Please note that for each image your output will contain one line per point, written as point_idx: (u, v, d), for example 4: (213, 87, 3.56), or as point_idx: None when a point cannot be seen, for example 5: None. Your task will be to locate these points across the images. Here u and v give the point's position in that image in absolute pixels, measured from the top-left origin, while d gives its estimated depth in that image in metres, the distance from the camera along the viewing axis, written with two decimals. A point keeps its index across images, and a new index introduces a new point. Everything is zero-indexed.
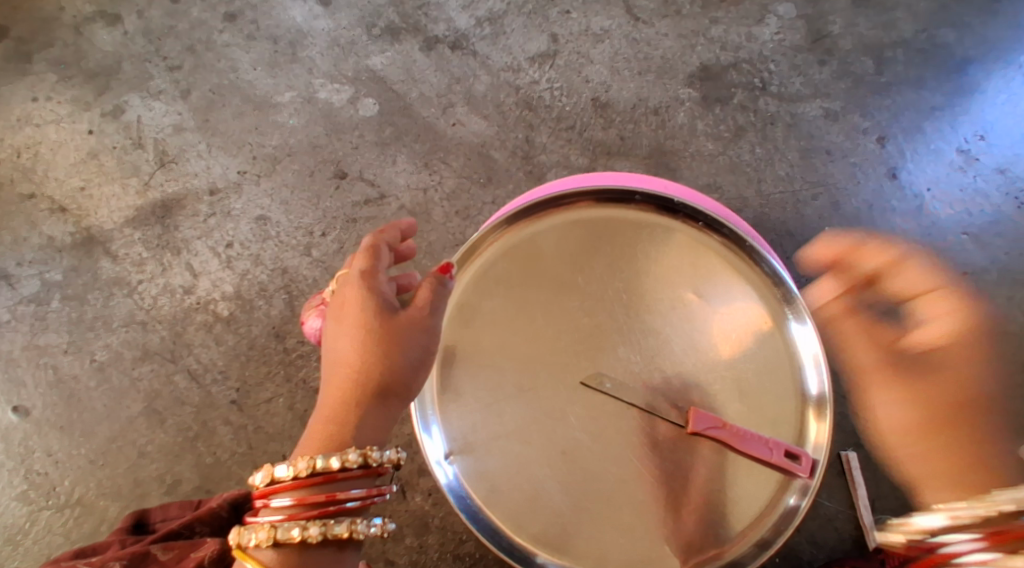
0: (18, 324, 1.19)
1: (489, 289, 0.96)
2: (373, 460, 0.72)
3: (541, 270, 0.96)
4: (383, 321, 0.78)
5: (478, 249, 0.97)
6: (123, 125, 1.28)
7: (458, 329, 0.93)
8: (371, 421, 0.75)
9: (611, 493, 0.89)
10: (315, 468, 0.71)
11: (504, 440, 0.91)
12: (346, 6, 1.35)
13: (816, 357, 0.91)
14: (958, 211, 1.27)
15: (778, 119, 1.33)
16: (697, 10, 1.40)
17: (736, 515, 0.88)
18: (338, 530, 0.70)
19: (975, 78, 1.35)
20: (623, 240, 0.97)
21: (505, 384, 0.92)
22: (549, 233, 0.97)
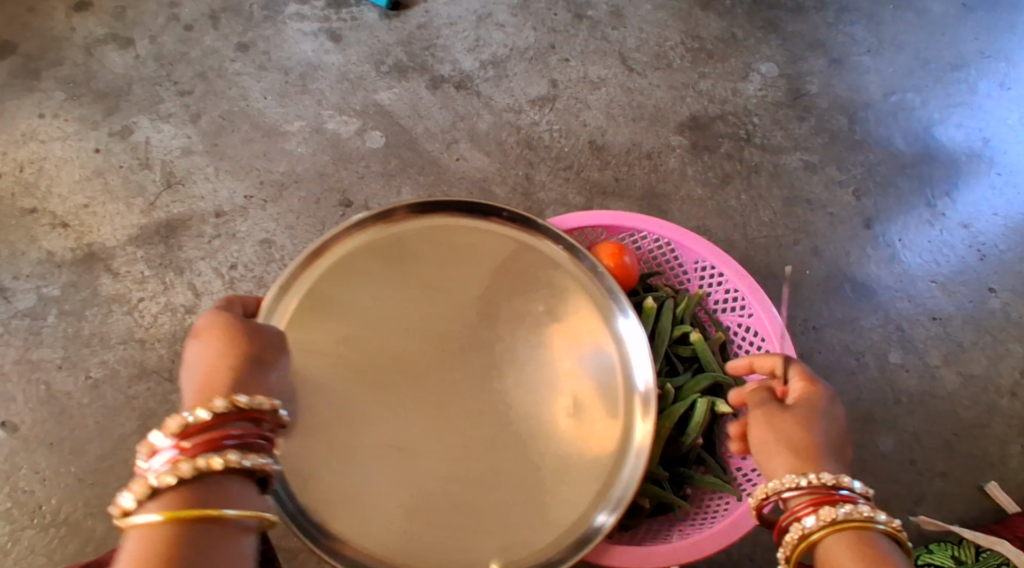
0: (11, 337, 1.17)
1: (344, 281, 0.87)
2: (245, 404, 0.63)
3: (400, 266, 0.90)
4: (249, 322, 0.72)
5: (332, 241, 0.88)
6: (130, 145, 1.30)
7: (302, 313, 0.84)
8: (253, 392, 0.67)
9: (447, 496, 0.82)
10: (188, 419, 0.60)
11: (329, 431, 0.80)
12: (356, 43, 1.42)
13: (642, 358, 0.91)
14: (927, 260, 1.36)
15: (761, 168, 1.41)
16: (686, 64, 1.49)
17: (554, 520, 0.84)
18: (224, 462, 0.59)
19: (939, 139, 1.46)
20: (479, 246, 0.93)
21: (345, 369, 0.83)
22: (414, 236, 0.92)
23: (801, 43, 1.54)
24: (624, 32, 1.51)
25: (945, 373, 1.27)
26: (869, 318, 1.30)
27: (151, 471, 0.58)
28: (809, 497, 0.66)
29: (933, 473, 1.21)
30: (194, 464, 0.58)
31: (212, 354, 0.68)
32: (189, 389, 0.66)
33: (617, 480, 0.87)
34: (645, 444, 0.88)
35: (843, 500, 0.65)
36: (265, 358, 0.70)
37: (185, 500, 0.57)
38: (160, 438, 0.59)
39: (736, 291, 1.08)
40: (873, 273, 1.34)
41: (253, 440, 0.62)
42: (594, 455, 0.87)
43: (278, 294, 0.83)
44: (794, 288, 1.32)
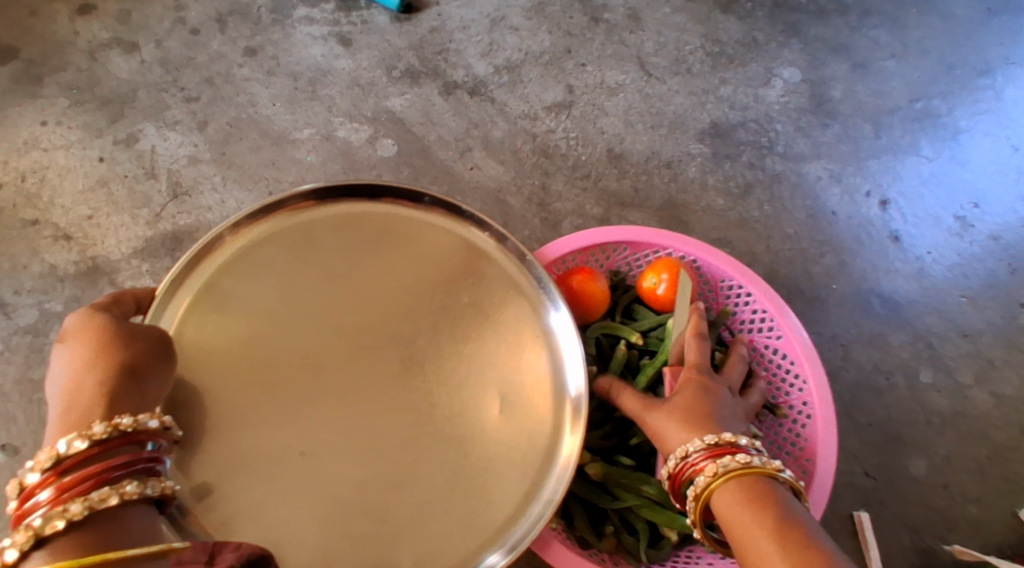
0: (12, 355, 1.14)
1: (249, 272, 0.84)
2: (125, 426, 0.64)
3: (310, 259, 0.86)
4: (126, 325, 0.71)
5: (242, 227, 0.85)
6: (136, 153, 1.26)
7: (203, 311, 0.81)
8: (127, 405, 0.67)
9: (358, 500, 0.79)
10: (59, 454, 0.61)
11: (231, 432, 0.78)
12: (367, 47, 1.38)
13: (574, 358, 0.86)
14: (955, 274, 1.32)
15: (784, 178, 1.37)
16: (706, 69, 1.45)
17: (472, 531, 0.80)
18: (110, 494, 0.60)
19: (966, 147, 1.42)
20: (400, 237, 0.89)
21: (250, 371, 0.80)
22: (327, 222, 0.87)
23: (824, 47, 1.49)
24: (642, 35, 1.47)
25: (975, 393, 1.24)
26: (897, 335, 1.27)
27: (31, 517, 0.58)
28: (710, 452, 0.78)
29: (964, 497, 1.18)
30: (85, 504, 0.59)
31: (77, 362, 0.67)
32: (54, 404, 0.65)
33: (542, 485, 0.82)
34: (573, 456, 0.82)
35: (738, 449, 0.78)
36: (138, 363, 0.69)
37: (79, 545, 0.58)
38: (36, 475, 0.61)
39: (765, 311, 1.05)
40: (900, 287, 1.31)
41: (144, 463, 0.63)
42: (520, 458, 0.83)
43: (174, 283, 0.81)
44: (819, 304, 1.28)
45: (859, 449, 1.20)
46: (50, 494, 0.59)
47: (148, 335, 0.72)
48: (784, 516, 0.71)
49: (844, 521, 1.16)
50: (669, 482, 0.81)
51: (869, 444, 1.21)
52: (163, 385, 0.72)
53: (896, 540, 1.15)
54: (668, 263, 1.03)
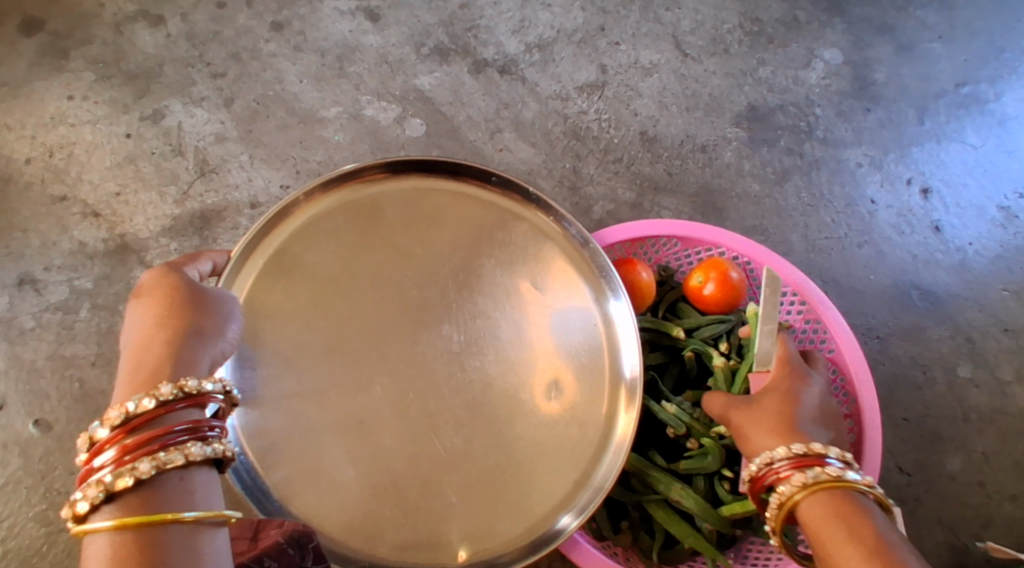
0: (43, 332, 1.14)
1: (316, 242, 0.84)
2: (191, 390, 0.63)
3: (375, 232, 0.85)
4: (196, 292, 0.71)
5: (312, 197, 0.84)
6: (163, 130, 1.24)
7: (271, 281, 0.82)
8: (190, 367, 0.66)
9: (413, 481, 0.80)
10: (128, 413, 0.61)
11: (293, 403, 0.79)
12: (395, 23, 1.34)
13: (631, 341, 0.86)
14: (999, 267, 1.28)
15: (823, 164, 1.33)
16: (744, 50, 1.40)
17: (520, 509, 0.81)
18: (175, 458, 0.60)
19: (1014, 135, 1.36)
20: (465, 215, 0.88)
21: (313, 342, 0.81)
22: (394, 196, 0.87)
23: (868, 27, 1.43)
24: (678, 13, 1.42)
25: (1015, 389, 1.21)
26: (937, 328, 1.24)
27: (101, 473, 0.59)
28: (795, 464, 0.76)
29: (1001, 495, 1.16)
30: (153, 464, 0.59)
31: (149, 321, 0.67)
32: (124, 360, 0.65)
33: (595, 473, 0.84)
34: (627, 437, 0.84)
35: (827, 463, 0.75)
36: (205, 328, 0.69)
37: (141, 504, 0.58)
38: (106, 431, 0.61)
39: (817, 320, 1.02)
40: (941, 280, 1.27)
41: (207, 426, 0.63)
42: (576, 441, 0.84)
43: (246, 251, 0.81)
44: (857, 296, 1.26)
45: (893, 444, 1.18)
46: (117, 452, 0.59)
47: (213, 297, 0.72)
48: (860, 529, 0.70)
49: None
50: (750, 482, 0.79)
51: (905, 439, 1.18)
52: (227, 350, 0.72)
53: (930, 538, 1.13)
54: (719, 262, 1.00)
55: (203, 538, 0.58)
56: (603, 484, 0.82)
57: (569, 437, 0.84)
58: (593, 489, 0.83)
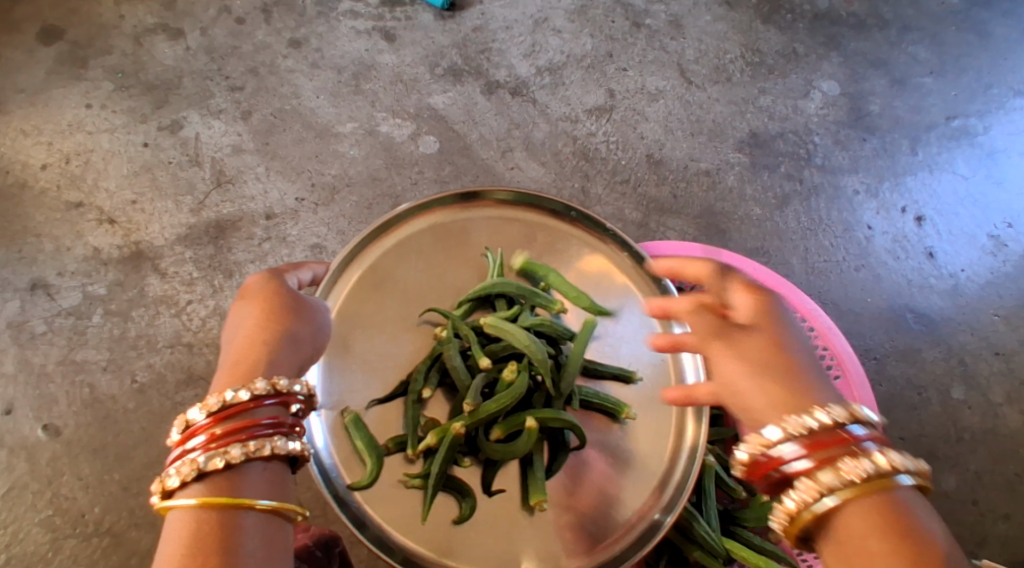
0: (55, 337, 1.14)
1: (405, 260, 0.88)
2: (283, 389, 0.64)
3: (459, 254, 0.90)
4: (296, 299, 0.72)
5: (406, 219, 0.88)
6: (181, 140, 1.26)
7: (363, 296, 0.85)
8: (282, 370, 0.66)
9: (496, 504, 0.82)
10: (225, 401, 0.62)
11: (382, 412, 0.84)
12: (411, 44, 1.38)
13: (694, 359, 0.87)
14: (989, 293, 1.33)
15: (822, 190, 1.38)
16: (746, 79, 1.46)
17: (593, 530, 0.81)
18: (263, 451, 0.61)
19: (1002, 167, 1.42)
20: (543, 243, 0.91)
21: (399, 350, 0.86)
22: (478, 223, 0.91)
23: (863, 61, 1.49)
24: (682, 42, 1.47)
25: (1007, 411, 1.25)
26: (931, 350, 1.28)
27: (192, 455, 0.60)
28: (806, 445, 0.57)
29: (994, 514, 1.19)
30: (242, 450, 0.60)
31: (250, 320, 0.68)
32: (228, 355, 0.66)
33: (665, 489, 0.82)
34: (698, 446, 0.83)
35: (855, 441, 0.57)
36: (302, 329, 0.70)
37: (226, 485, 0.59)
38: (201, 416, 0.62)
39: (825, 348, 1.05)
40: (935, 304, 1.31)
41: (288, 424, 0.64)
42: (647, 453, 0.85)
43: (344, 265, 0.84)
44: (855, 317, 1.29)
45: None
46: (208, 438, 0.61)
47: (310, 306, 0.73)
48: (911, 534, 0.53)
49: None
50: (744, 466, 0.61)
51: None
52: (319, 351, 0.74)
53: None
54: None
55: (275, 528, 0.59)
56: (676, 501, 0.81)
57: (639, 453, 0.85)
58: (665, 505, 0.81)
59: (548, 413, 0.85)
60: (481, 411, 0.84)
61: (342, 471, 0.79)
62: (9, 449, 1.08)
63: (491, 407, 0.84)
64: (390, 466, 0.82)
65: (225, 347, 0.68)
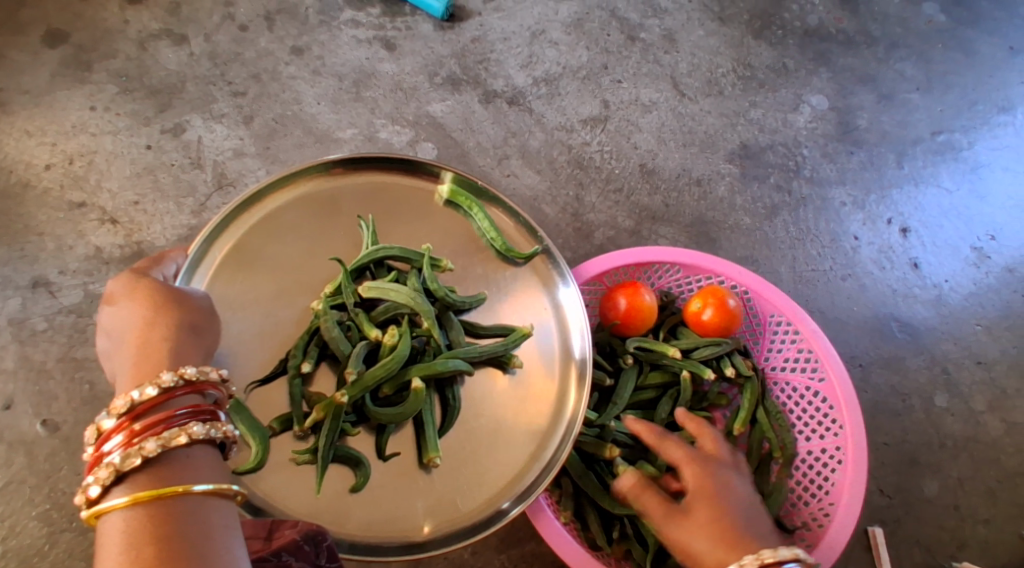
0: (55, 334, 1.15)
1: (278, 234, 0.95)
2: (189, 378, 0.67)
3: (332, 222, 0.97)
4: (173, 289, 0.75)
5: (270, 192, 0.95)
6: (183, 143, 1.29)
7: (235, 270, 0.91)
8: (185, 358, 0.70)
9: (385, 474, 0.89)
10: (131, 401, 0.64)
11: (263, 393, 0.89)
12: (411, 53, 1.42)
13: (581, 325, 0.97)
14: (972, 303, 1.36)
15: (810, 201, 1.41)
16: (737, 92, 1.49)
17: (477, 489, 0.90)
18: (179, 438, 0.63)
19: (985, 181, 1.46)
20: (415, 207, 1.01)
21: (280, 314, 0.92)
22: (347, 191, 0.99)
23: (851, 77, 1.54)
24: (676, 56, 1.51)
25: (988, 419, 1.28)
26: (915, 358, 1.31)
27: (110, 457, 0.62)
28: None
29: (975, 519, 1.21)
30: (158, 442, 0.63)
31: (138, 319, 0.71)
32: (126, 358, 0.69)
33: (543, 454, 0.92)
34: (579, 405, 0.94)
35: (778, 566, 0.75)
36: (195, 320, 0.74)
37: (153, 477, 0.61)
38: (113, 421, 0.64)
39: (810, 350, 1.10)
40: (919, 313, 1.35)
41: (208, 410, 0.67)
42: (528, 418, 0.94)
43: (207, 245, 0.90)
44: (841, 325, 1.32)
45: (874, 468, 1.23)
46: (125, 436, 0.63)
47: (192, 296, 0.76)
48: None
49: (859, 536, 1.19)
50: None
51: (886, 463, 1.24)
52: (216, 337, 0.77)
53: (909, 558, 1.18)
54: (719, 290, 1.08)
55: (216, 505, 0.61)
56: (554, 463, 0.92)
57: (522, 415, 0.94)
58: (545, 465, 0.92)
59: (433, 368, 0.92)
60: (364, 379, 0.90)
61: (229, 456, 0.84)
62: (7, 443, 1.09)
63: (378, 372, 0.90)
64: (278, 445, 0.88)
65: (118, 349, 0.71)
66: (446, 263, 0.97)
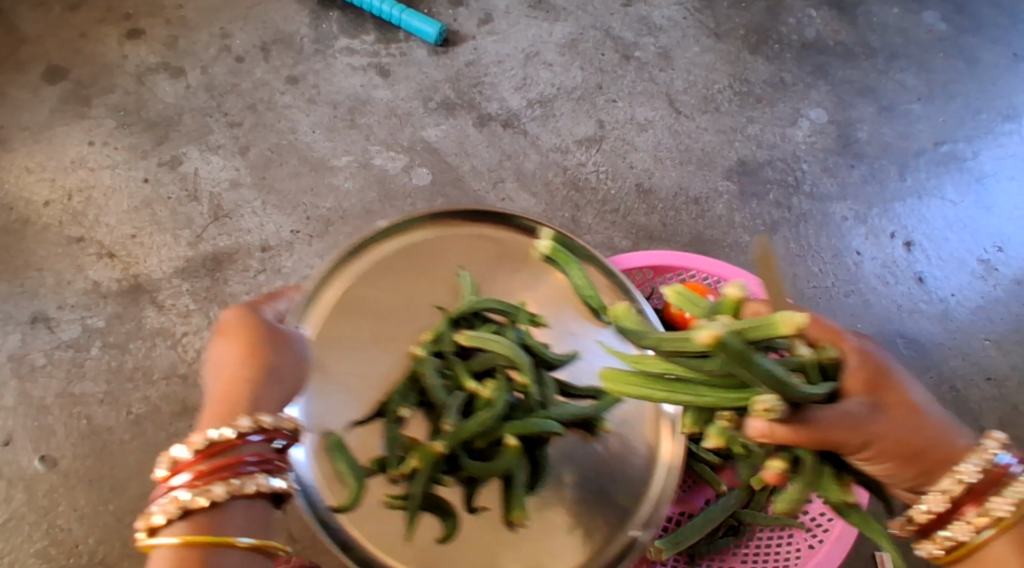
0: (54, 369, 1.16)
1: (374, 279, 0.88)
2: (267, 425, 0.64)
3: (428, 274, 0.92)
4: (278, 329, 0.72)
5: (378, 239, 0.90)
6: (179, 176, 1.30)
7: (332, 317, 0.85)
8: (269, 406, 0.67)
9: (477, 525, 0.84)
10: (211, 436, 0.62)
11: (361, 434, 0.83)
12: (405, 80, 1.43)
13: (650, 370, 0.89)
14: (980, 317, 1.33)
15: (810, 217, 1.39)
16: (734, 108, 1.48)
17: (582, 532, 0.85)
18: (246, 488, 0.62)
19: (989, 190, 1.43)
20: (511, 261, 0.94)
21: (372, 368, 0.85)
22: (451, 240, 0.93)
23: (851, 89, 1.52)
24: (671, 74, 1.51)
25: (1000, 437, 1.24)
26: (923, 376, 1.28)
27: (177, 492, 0.60)
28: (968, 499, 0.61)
29: None
30: (226, 489, 0.61)
31: (230, 352, 0.68)
32: (212, 385, 0.66)
33: (632, 508, 0.86)
34: (675, 459, 0.88)
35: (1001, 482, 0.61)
36: (279, 363, 0.69)
37: (208, 524, 0.60)
38: (187, 451, 0.62)
39: None
40: (926, 329, 1.32)
41: (275, 460, 0.65)
42: (623, 468, 0.88)
43: (319, 287, 0.84)
44: None
45: None
46: (196, 473, 0.61)
47: (292, 336, 0.73)
48: None
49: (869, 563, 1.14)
50: (902, 531, 0.66)
51: None
52: (303, 387, 0.73)
53: None
54: (699, 285, 1.05)
55: (258, 561, 0.61)
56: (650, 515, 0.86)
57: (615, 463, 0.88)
58: (642, 520, 0.86)
59: (525, 427, 0.82)
60: (462, 431, 0.80)
61: (326, 497, 0.79)
62: (6, 479, 1.09)
63: (474, 425, 0.80)
64: (373, 486, 0.82)
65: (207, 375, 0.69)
66: (544, 320, 0.91)
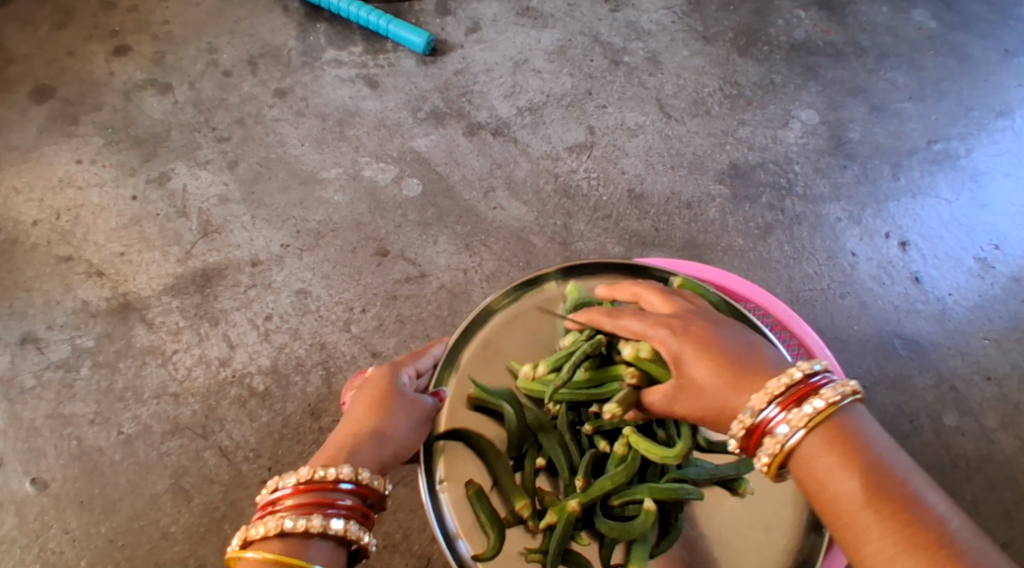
0: (43, 391, 1.15)
1: (523, 330, 0.85)
2: (364, 477, 0.69)
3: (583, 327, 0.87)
4: (394, 390, 0.79)
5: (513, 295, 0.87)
6: (168, 192, 1.30)
7: (477, 368, 0.83)
8: (362, 463, 0.72)
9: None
10: (313, 474, 0.67)
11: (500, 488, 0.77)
12: (393, 90, 1.42)
13: None
14: (978, 316, 1.31)
15: (803, 219, 1.38)
16: (725, 111, 1.48)
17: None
18: (335, 528, 0.65)
19: (984, 188, 1.42)
20: None
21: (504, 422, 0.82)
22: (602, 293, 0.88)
23: (841, 89, 1.51)
24: (661, 78, 1.50)
25: (1002, 436, 1.22)
26: (921, 377, 1.26)
27: (273, 515, 0.65)
28: (782, 404, 0.63)
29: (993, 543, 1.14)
30: (319, 524, 0.65)
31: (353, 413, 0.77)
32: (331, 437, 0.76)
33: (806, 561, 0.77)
34: None
35: (813, 389, 0.63)
36: (388, 429, 0.75)
37: (292, 550, 0.64)
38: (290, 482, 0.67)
39: (785, 332, 0.99)
40: (923, 329, 1.30)
41: (364, 512, 0.68)
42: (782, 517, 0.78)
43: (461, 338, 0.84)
44: (842, 345, 1.28)
45: None
46: (291, 502, 0.66)
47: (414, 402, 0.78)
48: (860, 457, 0.59)
49: None
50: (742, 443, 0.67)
51: None
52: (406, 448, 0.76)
53: None
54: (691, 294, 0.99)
55: None
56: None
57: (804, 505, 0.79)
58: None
59: (664, 490, 0.78)
60: (594, 488, 0.77)
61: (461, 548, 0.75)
62: None
63: (605, 482, 0.78)
64: (510, 537, 0.76)
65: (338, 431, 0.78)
66: None
